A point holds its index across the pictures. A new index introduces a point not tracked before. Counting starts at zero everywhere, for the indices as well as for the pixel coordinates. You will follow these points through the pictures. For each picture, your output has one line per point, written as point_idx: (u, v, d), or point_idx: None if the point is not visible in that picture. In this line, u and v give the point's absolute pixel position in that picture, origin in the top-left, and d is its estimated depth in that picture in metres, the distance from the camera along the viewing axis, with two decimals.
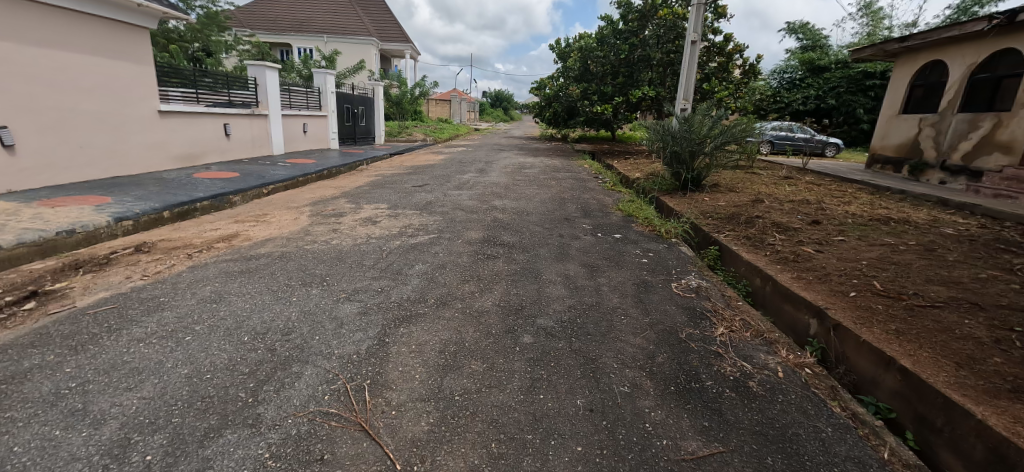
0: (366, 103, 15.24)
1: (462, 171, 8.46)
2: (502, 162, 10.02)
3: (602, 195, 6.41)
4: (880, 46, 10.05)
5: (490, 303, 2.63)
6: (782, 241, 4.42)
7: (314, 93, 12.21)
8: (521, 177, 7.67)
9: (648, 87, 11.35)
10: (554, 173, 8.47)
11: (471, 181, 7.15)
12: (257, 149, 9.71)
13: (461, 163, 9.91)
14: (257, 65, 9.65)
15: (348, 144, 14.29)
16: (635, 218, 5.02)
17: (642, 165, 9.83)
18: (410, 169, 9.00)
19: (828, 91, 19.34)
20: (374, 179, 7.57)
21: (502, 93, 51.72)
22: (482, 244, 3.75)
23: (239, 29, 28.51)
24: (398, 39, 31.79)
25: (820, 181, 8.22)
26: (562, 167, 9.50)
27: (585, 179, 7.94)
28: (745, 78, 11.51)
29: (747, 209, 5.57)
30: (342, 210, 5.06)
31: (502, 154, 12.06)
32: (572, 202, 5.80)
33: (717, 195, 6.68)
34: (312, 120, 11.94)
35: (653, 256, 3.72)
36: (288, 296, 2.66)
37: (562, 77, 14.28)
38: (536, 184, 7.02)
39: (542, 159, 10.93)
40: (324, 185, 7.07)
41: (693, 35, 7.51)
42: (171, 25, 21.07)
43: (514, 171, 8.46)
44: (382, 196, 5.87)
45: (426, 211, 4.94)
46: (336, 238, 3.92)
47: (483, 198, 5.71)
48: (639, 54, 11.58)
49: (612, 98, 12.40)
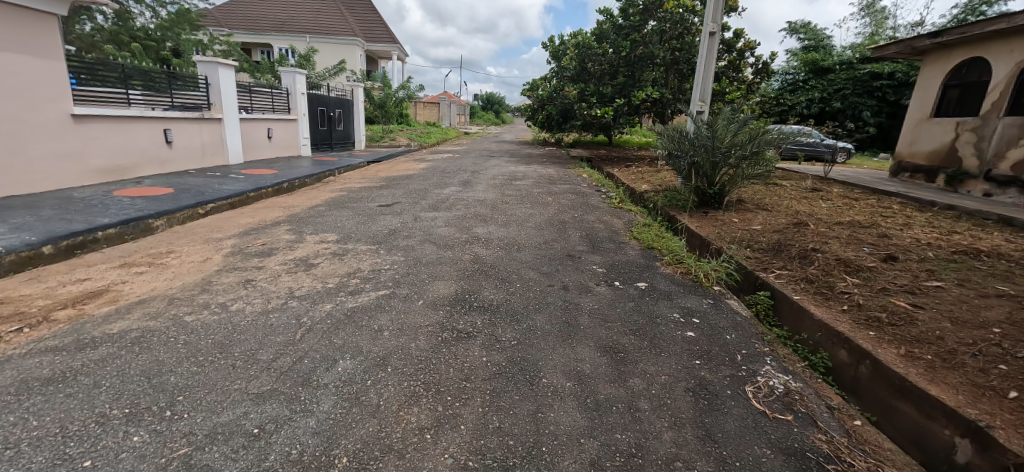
0: (343, 105, 13.97)
1: (444, 184, 7.27)
2: (490, 172, 8.83)
3: (609, 216, 5.25)
4: (907, 42, 9.05)
5: (447, 464, 1.45)
6: (859, 289, 3.29)
7: (281, 94, 10.93)
8: (512, 192, 6.49)
9: (652, 88, 10.25)
10: (550, 186, 7.32)
11: (452, 198, 5.95)
12: (208, 158, 8.43)
13: (444, 173, 8.73)
14: (207, 61, 8.38)
15: (324, 150, 13.03)
16: (658, 252, 3.86)
17: (648, 176, 8.70)
18: (383, 181, 7.79)
19: (833, 93, 18.43)
20: (336, 195, 6.35)
21: (494, 96, 50.59)
22: (451, 310, 2.55)
23: (215, 29, 27.06)
24: (384, 39, 30.57)
25: (854, 194, 7.15)
26: (559, 178, 8.35)
27: (586, 193, 6.79)
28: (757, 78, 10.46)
29: (793, 237, 4.44)
30: (275, 244, 3.84)
31: (491, 162, 10.88)
32: (574, 228, 4.64)
33: (746, 214, 5.55)
34: (279, 125, 10.66)
35: (700, 325, 2.55)
36: (80, 457, 1.45)
37: (556, 77, 13.13)
38: (528, 201, 5.84)
39: (535, 168, 9.76)
40: (272, 204, 5.84)
41: (710, 26, 6.39)
42: (139, 22, 19.76)
43: (503, 184, 7.28)
44: (337, 221, 4.67)
45: (384, 246, 3.75)
46: (241, 298, 2.71)
47: (463, 223, 4.54)
48: (641, 52, 10.48)
49: (611, 100, 11.29)
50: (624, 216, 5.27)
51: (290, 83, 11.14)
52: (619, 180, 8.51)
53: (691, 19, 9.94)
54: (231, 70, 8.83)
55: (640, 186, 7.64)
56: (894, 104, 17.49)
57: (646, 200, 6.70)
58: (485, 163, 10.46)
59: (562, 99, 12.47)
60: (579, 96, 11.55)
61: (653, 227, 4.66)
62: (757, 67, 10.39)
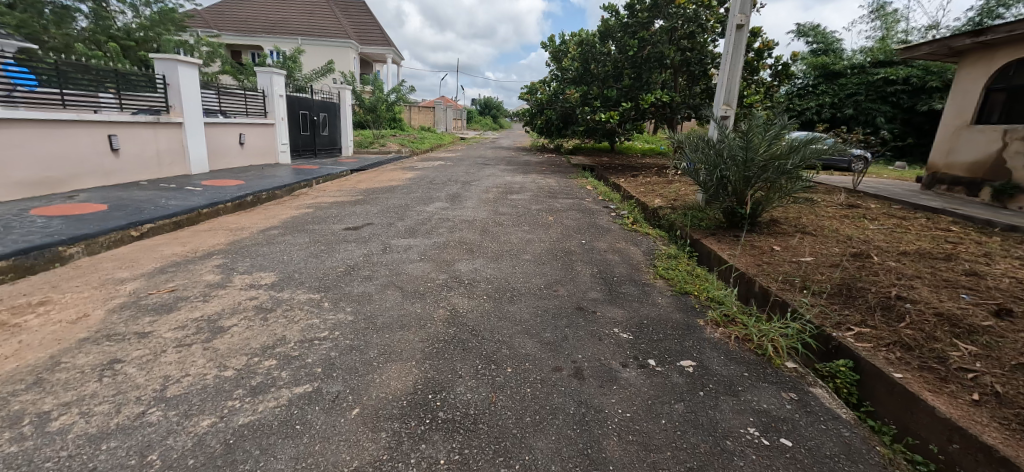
0: (328, 109, 13.03)
1: (430, 198, 6.34)
2: (484, 183, 7.89)
3: (623, 243, 4.32)
4: (944, 42, 8.18)
5: None
6: (985, 366, 2.30)
7: (256, 96, 9.98)
8: (507, 210, 5.54)
9: (662, 91, 9.35)
10: (551, 200, 6.40)
11: (434, 218, 5.00)
12: (165, 167, 7.45)
13: (431, 184, 7.80)
14: (164, 58, 7.39)
15: (306, 157, 12.07)
16: (697, 303, 2.91)
17: (662, 189, 7.77)
18: (359, 194, 6.85)
19: (845, 98, 17.59)
20: (300, 213, 5.39)
21: (491, 101, 49.74)
22: (399, 429, 1.60)
23: (203, 30, 26.22)
24: (378, 42, 29.78)
25: (899, 212, 6.22)
26: (561, 191, 7.41)
27: (593, 210, 5.86)
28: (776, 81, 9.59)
29: (860, 275, 3.49)
30: (187, 292, 2.87)
31: (486, 170, 9.97)
32: (583, 261, 3.69)
33: (786, 239, 4.60)
34: (252, 129, 9.70)
35: (798, 456, 1.58)
36: None
37: (556, 79, 12.14)
38: (526, 223, 4.89)
39: (534, 178, 8.82)
40: (219, 225, 4.89)
41: (738, 17, 5.47)
42: (120, 23, 18.94)
43: (498, 198, 6.35)
44: (283, 252, 3.70)
45: (332, 295, 2.78)
46: (81, 403, 1.75)
47: (443, 257, 3.59)
48: (651, 53, 9.55)
49: (616, 105, 10.13)
50: (642, 244, 4.31)
51: (267, 85, 10.18)
52: (628, 194, 7.59)
53: (705, 16, 9.04)
54: (195, 68, 7.88)
55: (653, 202, 6.69)
56: (909, 111, 16.67)
57: (664, 219, 5.76)
58: (478, 173, 9.51)
59: (562, 103, 11.44)
60: (581, 100, 10.47)
61: (684, 262, 3.71)
62: (777, 68, 9.52)
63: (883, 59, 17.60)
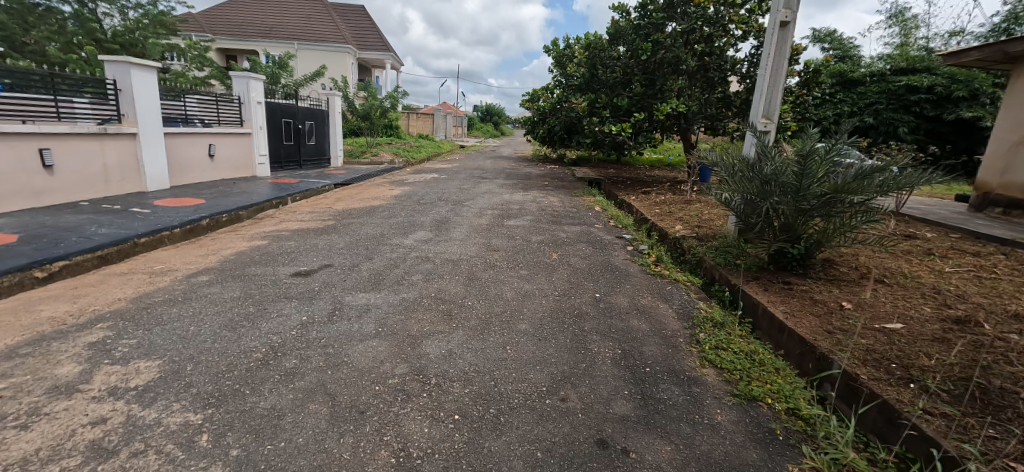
0: (315, 117, 12.12)
1: (412, 224, 5.37)
2: (479, 203, 6.92)
3: (649, 297, 3.34)
4: (998, 47, 7.23)
5: None
6: None
7: (231, 103, 9.05)
8: (502, 243, 4.57)
9: (678, 99, 8.40)
10: (556, 228, 5.43)
11: (410, 256, 4.03)
12: (113, 184, 6.53)
13: (419, 203, 6.85)
14: (115, 61, 6.48)
15: (289, 169, 11.13)
16: (777, 424, 1.92)
17: (684, 212, 6.74)
18: (332, 217, 5.90)
19: (864, 107, 16.67)
20: (250, 246, 4.44)
21: (493, 108, 49.07)
22: None
23: (197, 33, 25.45)
24: (377, 47, 29.04)
25: (967, 245, 5.25)
26: (566, 214, 6.42)
27: (607, 242, 4.88)
28: None
29: (992, 367, 2.46)
30: (9, 405, 1.90)
31: (483, 186, 9.02)
32: (601, 331, 2.71)
33: (857, 290, 3.61)
34: (224, 140, 8.78)
35: None
36: None
37: (561, 86, 11.14)
38: (524, 264, 3.91)
39: (536, 196, 7.85)
40: (145, 264, 3.93)
41: (782, 13, 4.52)
42: (105, 26, 18.13)
43: (494, 225, 5.37)
44: (194, 319, 2.73)
45: (219, 418, 1.81)
46: None
47: (408, 328, 2.61)
48: (666, 57, 8.58)
49: (626, 115, 9.10)
50: (674, 299, 3.31)
51: (243, 91, 9.26)
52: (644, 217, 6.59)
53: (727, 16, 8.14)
54: (153, 72, 6.97)
55: (677, 230, 5.69)
56: (933, 120, 15.70)
57: (695, 254, 4.77)
58: (474, 188, 8.57)
59: (566, 112, 10.50)
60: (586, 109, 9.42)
61: (737, 334, 2.72)
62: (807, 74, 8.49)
63: (904, 66, 16.62)
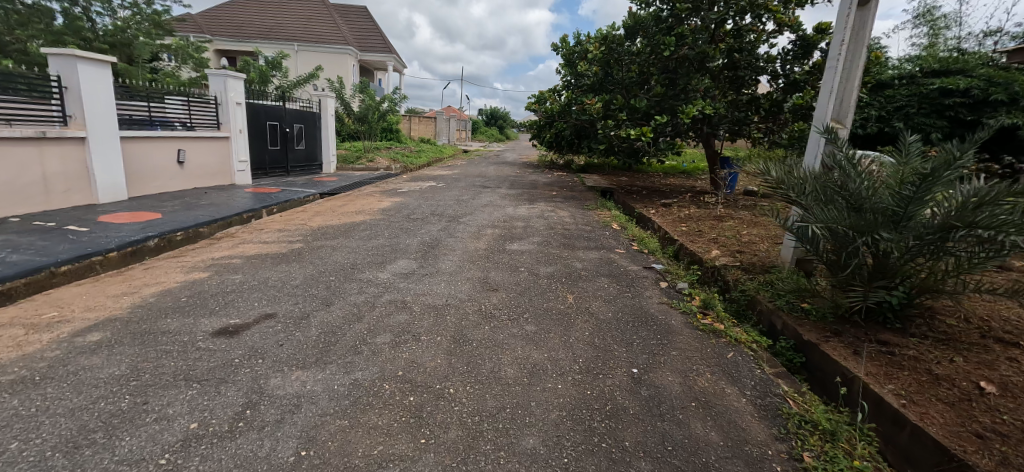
0: (305, 120, 11.26)
1: (394, 249, 4.41)
2: (478, 218, 5.95)
3: (709, 372, 2.36)
4: None
5: None
6: None
7: (207, 104, 8.16)
8: (503, 279, 3.60)
9: (705, 101, 7.42)
10: (570, 254, 4.45)
11: (382, 300, 3.06)
12: (55, 196, 5.65)
13: (409, 219, 5.91)
14: (60, 55, 5.61)
15: (275, 176, 10.22)
16: None
17: (720, 232, 5.71)
18: (302, 237, 4.98)
19: (894, 111, 15.54)
20: (185, 282, 3.51)
21: (498, 112, 48.30)
22: None
23: (194, 34, 24.73)
24: (379, 48, 28.27)
25: None
26: (580, 233, 5.44)
27: (635, 275, 3.91)
28: None
29: None
30: None
31: (484, 196, 8.07)
32: (654, 451, 1.73)
33: (990, 361, 2.59)
34: (197, 144, 7.90)
35: None
36: None
37: (571, 86, 10.15)
38: (531, 314, 2.94)
39: (543, 210, 6.87)
40: (34, 309, 2.99)
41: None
42: (94, 24, 17.39)
43: (494, 251, 4.41)
44: (28, 426, 1.77)
45: None
46: None
47: (350, 448, 1.65)
48: (692, 53, 7.60)
49: (644, 118, 8.00)
50: (746, 377, 2.32)
51: (220, 90, 8.34)
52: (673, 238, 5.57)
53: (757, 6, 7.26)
54: (108, 68, 6.10)
55: (717, 258, 4.69)
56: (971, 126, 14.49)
57: (750, 293, 3.78)
58: (473, 200, 7.61)
59: (575, 115, 9.27)
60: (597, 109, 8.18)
61: (861, 457, 1.74)
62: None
63: (939, 68, 15.28)
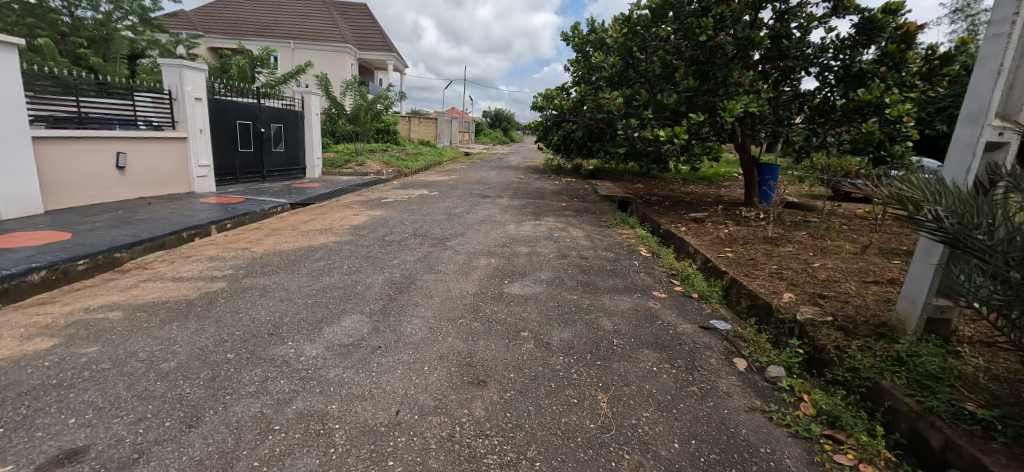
0: (284, 119, 10.02)
1: (345, 293, 3.14)
2: (470, 242, 4.68)
3: None
4: None
5: None
6: None
7: (158, 100, 6.96)
8: (496, 358, 2.31)
9: (749, 95, 6.08)
10: (594, 302, 3.17)
11: (285, 416, 1.79)
12: None
13: (383, 242, 4.63)
14: None
15: (246, 182, 8.98)
16: None
17: (783, 263, 4.38)
18: (233, 270, 3.73)
19: (934, 113, 14.00)
20: (3, 360, 2.26)
21: (502, 114, 47.05)
22: None
23: (187, 31, 23.73)
24: (378, 47, 27.12)
25: None
26: (601, 264, 4.14)
27: (694, 343, 2.63)
28: (928, 86, 6.01)
29: None
30: None
31: (481, 209, 6.80)
32: None
33: None
34: (144, 146, 6.69)
35: None
36: None
37: (583, 81, 8.84)
38: (539, 450, 1.64)
39: (552, 228, 5.59)
40: None
41: None
42: (71, 18, 16.29)
43: (487, 297, 3.13)
44: None
45: None
46: None
47: None
48: (731, 39, 6.27)
49: (672, 117, 6.69)
50: None
51: (173, 84, 7.14)
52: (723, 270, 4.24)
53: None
54: (15, 53, 4.95)
55: (796, 308, 3.35)
56: None
57: (873, 376, 2.43)
58: (468, 214, 6.34)
59: (588, 114, 7.94)
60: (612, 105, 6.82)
61: None
62: (929, 63, 5.88)
63: None
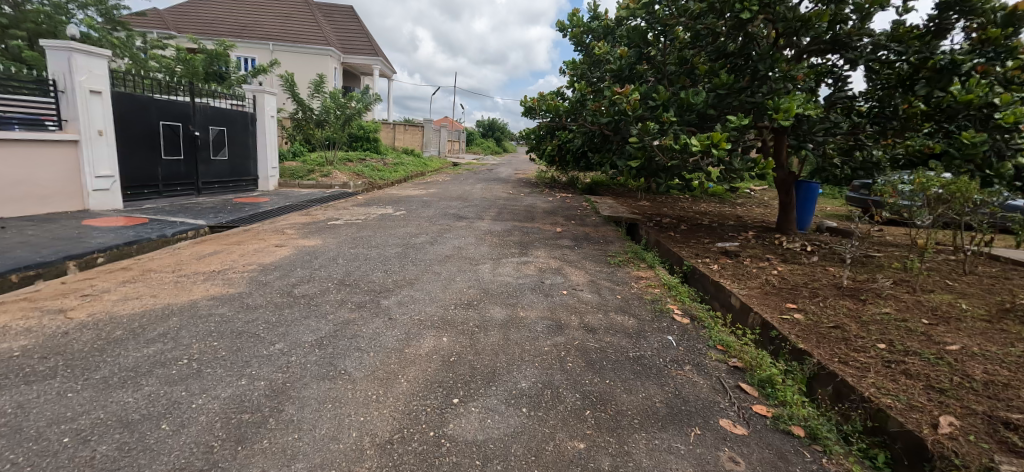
0: (229, 122, 8.43)
1: (118, 451, 1.54)
2: (419, 298, 3.09)
3: None
4: None
5: None
6: None
7: (37, 91, 5.38)
8: None
9: (804, 94, 4.62)
10: (624, 460, 1.61)
11: None
12: None
13: (286, 299, 3.04)
14: None
15: (173, 196, 7.35)
16: None
17: (891, 344, 2.85)
18: None
19: None
20: None
21: (495, 123, 45.78)
22: None
23: (158, 30, 22.15)
24: (364, 51, 25.71)
25: None
26: (619, 347, 2.57)
27: None
28: None
29: None
30: None
31: (452, 235, 5.24)
32: None
33: None
34: (17, 151, 5.06)
35: None
36: None
37: (583, 80, 7.39)
38: None
39: (543, 269, 4.04)
40: None
41: None
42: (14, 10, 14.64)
43: (404, 461, 1.54)
44: None
45: None
46: None
47: None
48: (777, 22, 4.84)
49: (699, 123, 5.21)
50: None
51: (61, 70, 5.56)
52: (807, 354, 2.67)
53: None
54: None
55: (987, 457, 1.78)
56: None
57: None
58: (432, 244, 4.75)
59: (588, 117, 6.45)
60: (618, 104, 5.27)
61: None
62: None
63: None
